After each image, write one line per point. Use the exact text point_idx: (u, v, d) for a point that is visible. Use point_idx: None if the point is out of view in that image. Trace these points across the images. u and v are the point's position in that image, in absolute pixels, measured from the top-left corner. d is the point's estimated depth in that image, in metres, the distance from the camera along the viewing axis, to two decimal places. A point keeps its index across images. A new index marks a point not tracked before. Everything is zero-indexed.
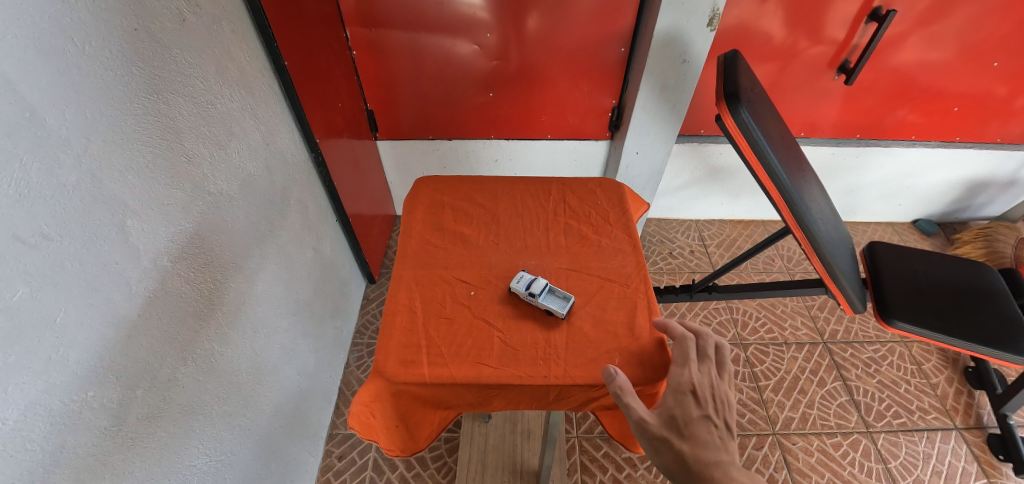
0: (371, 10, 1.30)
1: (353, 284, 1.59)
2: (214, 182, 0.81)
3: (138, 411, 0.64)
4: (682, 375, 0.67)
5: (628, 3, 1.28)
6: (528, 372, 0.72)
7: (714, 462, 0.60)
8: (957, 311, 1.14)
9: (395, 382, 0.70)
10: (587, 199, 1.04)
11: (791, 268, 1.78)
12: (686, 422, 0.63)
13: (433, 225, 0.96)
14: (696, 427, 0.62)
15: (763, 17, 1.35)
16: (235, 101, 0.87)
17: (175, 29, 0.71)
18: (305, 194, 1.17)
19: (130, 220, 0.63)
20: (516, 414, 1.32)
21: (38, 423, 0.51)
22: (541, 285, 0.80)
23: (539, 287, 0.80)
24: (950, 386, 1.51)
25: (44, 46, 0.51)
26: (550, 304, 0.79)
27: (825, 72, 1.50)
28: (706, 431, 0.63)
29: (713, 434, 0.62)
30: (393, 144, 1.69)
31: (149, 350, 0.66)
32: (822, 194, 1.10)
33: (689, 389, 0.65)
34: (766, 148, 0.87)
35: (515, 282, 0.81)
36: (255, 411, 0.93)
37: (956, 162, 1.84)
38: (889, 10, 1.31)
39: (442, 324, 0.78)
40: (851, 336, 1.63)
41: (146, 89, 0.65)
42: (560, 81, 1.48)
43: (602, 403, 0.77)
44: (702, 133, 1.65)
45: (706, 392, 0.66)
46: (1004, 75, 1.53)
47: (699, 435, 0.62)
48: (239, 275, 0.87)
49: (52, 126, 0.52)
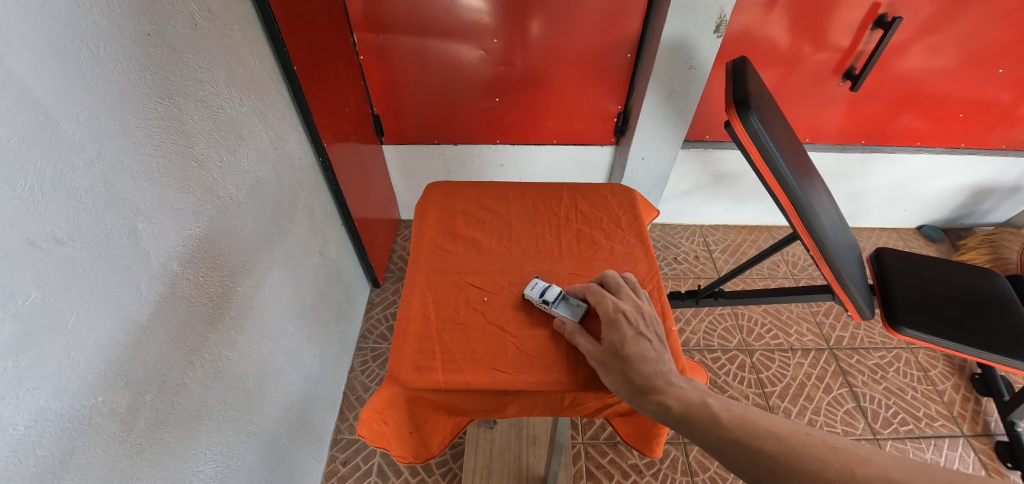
0: (379, 15, 1.30)
1: (358, 288, 1.58)
2: (224, 186, 0.81)
3: (146, 416, 0.64)
4: (606, 302, 0.71)
5: (634, 9, 1.29)
6: (543, 378, 0.71)
7: (652, 372, 0.62)
8: (965, 318, 1.14)
9: (410, 389, 0.70)
10: (596, 205, 1.04)
11: (796, 273, 1.78)
12: (623, 344, 0.65)
13: (445, 231, 0.97)
14: (632, 344, 0.65)
15: (768, 23, 1.36)
16: (245, 105, 0.87)
17: (188, 34, 0.71)
18: (312, 199, 1.17)
19: (142, 224, 0.63)
20: (521, 419, 1.31)
21: (48, 428, 0.51)
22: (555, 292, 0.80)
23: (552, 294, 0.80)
24: (957, 393, 1.50)
25: (58, 50, 0.51)
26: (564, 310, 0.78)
27: (830, 78, 1.50)
28: (642, 346, 0.65)
29: (649, 347, 0.65)
30: (399, 149, 1.69)
31: (158, 354, 0.66)
32: (829, 200, 1.10)
33: (617, 313, 0.69)
34: (775, 154, 0.87)
35: (529, 289, 0.81)
36: (261, 415, 0.93)
37: (961, 169, 1.83)
38: (894, 17, 1.31)
39: (457, 330, 0.78)
40: (857, 343, 1.63)
41: (158, 93, 0.66)
42: (566, 87, 1.49)
43: (616, 409, 0.77)
44: (708, 138, 1.66)
45: (634, 312, 0.69)
46: (1009, 81, 1.53)
47: (637, 351, 0.64)
48: (247, 279, 0.87)
49: (66, 130, 0.52)
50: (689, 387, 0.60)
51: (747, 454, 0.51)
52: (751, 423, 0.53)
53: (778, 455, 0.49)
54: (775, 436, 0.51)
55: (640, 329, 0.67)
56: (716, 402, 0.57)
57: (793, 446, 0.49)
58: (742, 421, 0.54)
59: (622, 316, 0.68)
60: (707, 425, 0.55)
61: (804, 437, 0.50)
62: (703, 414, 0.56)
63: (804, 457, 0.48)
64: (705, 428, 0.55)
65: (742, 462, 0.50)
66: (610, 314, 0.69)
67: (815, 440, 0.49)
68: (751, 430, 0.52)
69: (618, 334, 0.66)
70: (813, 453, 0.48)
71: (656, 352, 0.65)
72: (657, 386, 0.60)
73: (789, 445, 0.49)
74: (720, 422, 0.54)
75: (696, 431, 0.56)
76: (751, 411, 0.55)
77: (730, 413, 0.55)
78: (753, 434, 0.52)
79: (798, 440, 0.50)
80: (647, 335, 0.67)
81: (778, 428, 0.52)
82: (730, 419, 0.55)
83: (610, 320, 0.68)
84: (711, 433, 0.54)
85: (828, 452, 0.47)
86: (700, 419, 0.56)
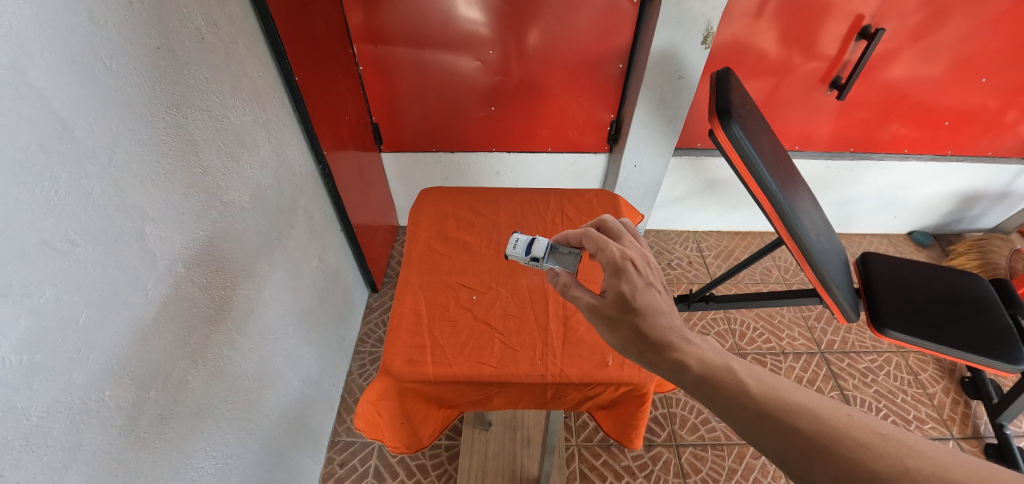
0: (378, 28, 1.35)
1: (357, 292, 1.61)
2: (227, 192, 0.84)
3: (150, 412, 0.66)
4: (610, 251, 0.67)
5: (626, 21, 1.33)
6: (527, 371, 0.76)
7: (665, 327, 0.60)
8: (948, 320, 1.16)
9: (401, 380, 0.74)
10: (583, 209, 1.07)
11: (788, 278, 1.81)
12: (634, 294, 0.62)
13: (439, 234, 1.00)
14: (644, 295, 0.63)
15: (757, 34, 1.40)
16: (248, 114, 0.90)
17: (194, 47, 0.75)
18: (311, 204, 1.21)
19: (149, 228, 0.66)
20: (516, 421, 1.33)
21: (58, 420, 0.53)
22: (541, 247, 0.82)
23: (539, 251, 0.81)
24: (947, 395, 1.52)
25: (75, 64, 0.54)
26: (557, 263, 0.80)
27: (818, 87, 1.54)
28: (653, 298, 0.63)
29: (659, 298, 0.63)
30: (397, 156, 1.73)
31: (163, 352, 0.69)
32: (814, 205, 1.14)
33: (624, 263, 0.65)
34: (758, 162, 0.91)
35: (512, 249, 0.81)
36: (260, 416, 0.95)
37: (949, 175, 1.87)
38: (878, 29, 1.35)
39: (446, 326, 0.81)
40: (848, 346, 1.65)
41: (166, 104, 0.69)
42: (560, 96, 1.53)
43: (596, 402, 0.79)
44: (699, 146, 1.70)
45: (639, 261, 0.67)
46: (993, 90, 1.56)
47: (649, 303, 0.61)
48: (248, 282, 0.90)
49: (81, 139, 0.55)
50: (703, 345, 0.58)
51: (780, 432, 0.46)
52: (785, 396, 0.48)
53: (814, 435, 0.44)
54: (811, 413, 0.46)
55: (648, 280, 0.65)
56: (738, 367, 0.53)
57: (831, 426, 0.44)
58: (774, 392, 0.49)
59: (630, 266, 0.65)
60: (730, 391, 0.51)
61: (845, 417, 0.45)
62: (725, 378, 0.52)
63: (846, 441, 0.43)
64: (728, 393, 0.50)
65: (772, 439, 0.46)
66: (618, 263, 0.65)
67: (858, 422, 0.44)
68: (784, 404, 0.48)
69: (629, 284, 0.63)
70: (856, 437, 0.43)
71: (666, 304, 0.63)
72: (672, 342, 0.58)
73: (827, 424, 0.45)
74: (749, 391, 0.50)
75: (717, 396, 0.51)
76: (781, 382, 0.51)
77: (757, 382, 0.51)
78: (786, 409, 0.47)
79: (838, 421, 0.45)
80: (654, 286, 0.65)
81: (814, 404, 0.47)
82: (758, 388, 0.50)
83: (617, 269, 0.65)
84: (736, 399, 0.50)
85: (876, 438, 0.43)
86: (721, 383, 0.52)
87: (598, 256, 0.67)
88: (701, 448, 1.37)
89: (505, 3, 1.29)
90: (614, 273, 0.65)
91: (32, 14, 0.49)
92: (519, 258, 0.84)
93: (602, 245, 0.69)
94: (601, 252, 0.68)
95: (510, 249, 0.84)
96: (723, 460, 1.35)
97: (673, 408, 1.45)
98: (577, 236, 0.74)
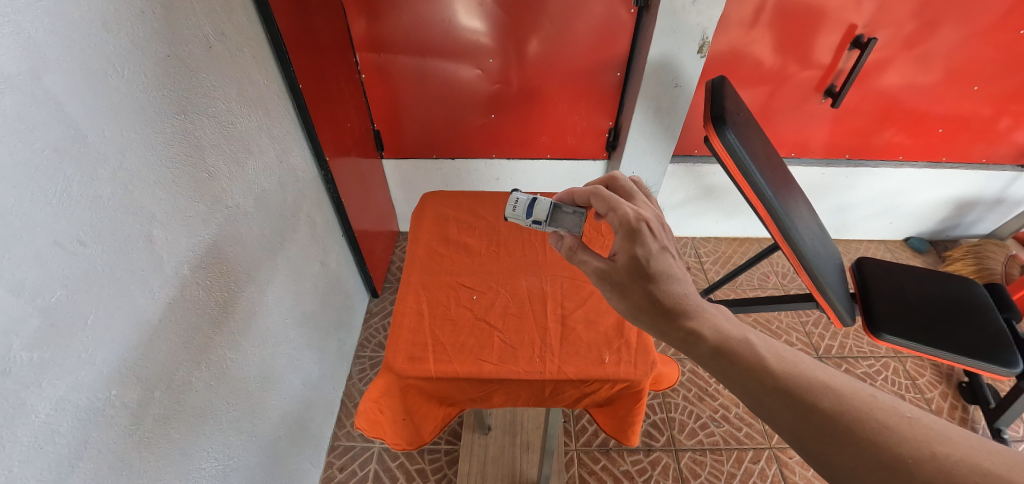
0: (381, 36, 1.37)
1: (357, 297, 1.62)
2: (232, 196, 0.86)
3: (154, 412, 0.67)
4: (625, 212, 0.74)
5: (623, 30, 1.35)
6: (525, 368, 0.77)
7: (679, 293, 0.68)
8: (943, 324, 1.17)
9: (403, 376, 0.75)
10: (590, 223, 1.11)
11: (785, 284, 1.82)
12: (649, 259, 0.71)
13: (440, 236, 1.01)
14: (657, 259, 0.71)
15: (752, 43, 1.42)
16: (253, 120, 0.92)
17: (202, 55, 0.77)
18: (314, 209, 1.22)
19: (156, 230, 0.67)
20: (516, 426, 1.34)
21: (66, 418, 0.54)
22: (543, 210, 0.87)
23: (540, 214, 0.87)
24: (944, 400, 1.53)
25: (90, 71, 0.56)
26: (559, 225, 0.87)
27: (813, 95, 1.57)
28: (666, 263, 0.71)
29: (671, 262, 0.71)
30: (398, 163, 1.75)
31: (168, 352, 0.70)
32: (809, 210, 1.15)
33: (639, 225, 0.73)
34: (752, 167, 0.93)
35: (510, 213, 0.88)
36: (261, 418, 0.96)
37: (944, 182, 1.89)
38: (870, 38, 1.38)
39: (446, 324, 0.83)
40: (845, 352, 1.66)
41: (175, 110, 0.71)
42: (560, 103, 1.55)
43: (593, 399, 0.81)
44: (696, 153, 1.72)
45: (652, 224, 0.75)
46: (986, 98, 1.59)
47: (663, 269, 0.70)
48: (251, 285, 0.92)
49: (93, 143, 0.56)
50: (714, 312, 0.67)
51: (802, 408, 0.52)
52: (809, 377, 0.55)
53: (838, 414, 0.50)
54: (836, 394, 0.52)
55: (662, 244, 0.73)
56: (758, 343, 0.60)
57: (856, 407, 0.50)
58: (799, 373, 0.55)
59: (644, 228, 0.73)
60: (752, 367, 0.57)
61: (870, 400, 0.50)
62: (745, 353, 0.59)
63: (871, 423, 0.48)
64: (749, 368, 0.57)
65: (791, 413, 0.52)
66: (633, 225, 0.72)
67: (883, 405, 0.50)
68: (808, 383, 0.54)
69: (645, 249, 0.71)
70: (881, 419, 0.48)
71: (676, 267, 0.72)
72: (687, 308, 0.67)
73: (852, 406, 0.50)
74: (772, 369, 0.56)
75: (737, 369, 0.58)
76: (803, 363, 0.57)
77: (780, 360, 0.57)
78: (810, 388, 0.53)
79: (865, 404, 0.50)
80: (666, 249, 0.73)
81: (839, 385, 0.53)
82: (779, 365, 0.57)
83: (633, 232, 0.72)
84: (758, 376, 0.56)
85: (902, 421, 0.48)
86: (740, 357, 0.59)
87: (612, 217, 0.75)
88: (699, 453, 1.37)
89: (505, 13, 1.31)
90: (630, 235, 0.72)
91: (49, 23, 0.51)
92: (520, 219, 0.89)
93: (616, 205, 0.76)
94: (615, 213, 0.75)
95: (512, 210, 0.89)
96: (722, 465, 1.35)
97: (672, 413, 1.46)
98: (589, 194, 0.81)
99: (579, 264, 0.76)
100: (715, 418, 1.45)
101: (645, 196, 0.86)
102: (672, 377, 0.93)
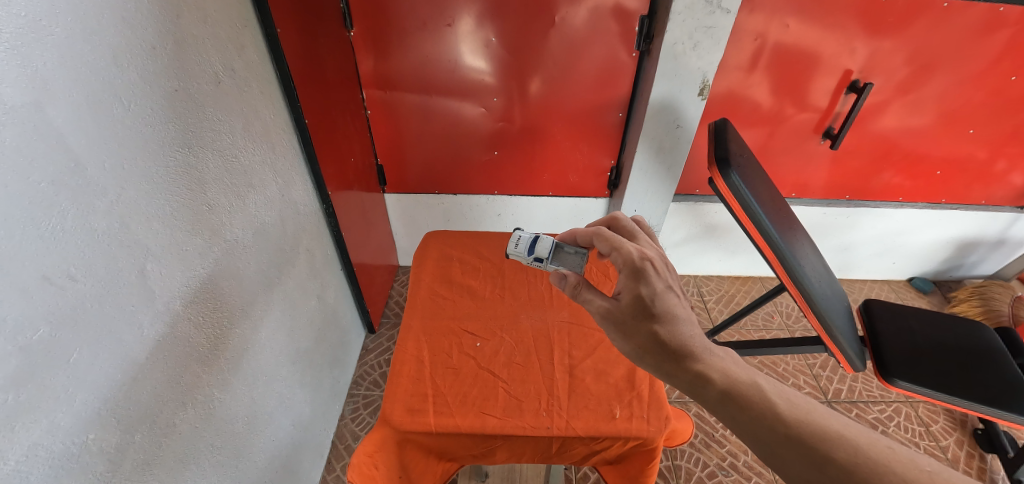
0: (388, 75, 1.40)
1: (353, 333, 1.58)
2: (231, 230, 0.84)
3: (134, 457, 0.63)
4: (629, 251, 0.72)
5: (625, 73, 1.39)
6: (531, 423, 0.73)
7: (686, 335, 0.66)
8: (956, 371, 1.14)
9: (401, 431, 0.71)
10: (597, 270, 1.10)
11: (790, 325, 1.80)
12: (654, 299, 0.68)
13: (443, 278, 1.00)
14: (663, 299, 0.68)
15: (751, 87, 1.46)
16: (257, 154, 0.92)
17: (211, 90, 0.78)
18: (314, 243, 1.21)
19: (150, 265, 0.65)
20: (513, 473, 1.27)
21: (37, 465, 0.51)
22: (546, 247, 0.86)
23: (544, 251, 0.86)
24: (961, 449, 1.47)
25: (96, 104, 0.56)
26: (562, 264, 0.86)
27: (811, 137, 1.59)
28: (673, 303, 0.68)
29: (676, 302, 0.69)
30: (399, 197, 1.75)
31: (152, 393, 0.66)
32: (814, 252, 1.14)
33: (643, 264, 0.70)
34: (757, 208, 0.93)
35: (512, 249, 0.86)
36: (247, 463, 0.91)
37: (944, 223, 1.90)
38: (865, 84, 1.42)
39: (447, 374, 0.80)
40: (855, 395, 1.61)
41: (178, 146, 0.70)
42: (562, 142, 1.57)
43: (604, 456, 0.78)
44: (698, 193, 1.74)
45: (657, 263, 0.73)
46: (982, 140, 1.61)
47: (670, 310, 0.67)
48: (245, 321, 0.89)
49: (93, 176, 0.56)
50: (723, 355, 0.64)
51: (817, 460, 0.50)
52: (822, 425, 0.53)
53: (854, 465, 0.48)
54: (852, 444, 0.50)
55: (667, 283, 0.70)
56: (767, 388, 0.58)
57: (874, 459, 0.48)
58: (812, 421, 0.53)
59: (649, 268, 0.71)
60: (763, 414, 0.55)
61: (887, 452, 0.48)
62: (754, 397, 0.58)
63: (890, 476, 0.46)
64: (759, 414, 0.55)
65: (805, 465, 0.50)
66: (637, 265, 0.70)
67: (901, 458, 0.48)
68: (821, 432, 0.52)
69: (649, 289, 0.69)
70: (901, 472, 0.46)
71: (683, 307, 0.69)
72: (695, 351, 0.64)
73: (869, 457, 0.48)
74: (783, 418, 0.54)
75: (747, 415, 0.56)
76: (817, 409, 0.55)
77: (791, 406, 0.56)
78: (822, 436, 0.52)
79: (881, 455, 0.48)
80: (672, 289, 0.71)
81: (854, 435, 0.51)
82: (791, 413, 0.55)
83: (638, 272, 0.70)
84: (767, 425, 0.54)
85: (922, 474, 0.46)
86: (749, 401, 0.57)
87: (615, 256, 0.73)
88: None
89: (508, 53, 1.35)
90: (634, 275, 0.70)
91: (58, 57, 0.51)
92: (522, 256, 0.88)
93: (619, 244, 0.74)
94: (619, 252, 0.73)
95: (514, 247, 0.87)
96: None
97: (678, 460, 1.39)
98: (589, 234, 0.81)
99: (584, 303, 0.74)
100: (723, 467, 1.39)
101: (648, 236, 0.85)
102: (685, 433, 0.89)
